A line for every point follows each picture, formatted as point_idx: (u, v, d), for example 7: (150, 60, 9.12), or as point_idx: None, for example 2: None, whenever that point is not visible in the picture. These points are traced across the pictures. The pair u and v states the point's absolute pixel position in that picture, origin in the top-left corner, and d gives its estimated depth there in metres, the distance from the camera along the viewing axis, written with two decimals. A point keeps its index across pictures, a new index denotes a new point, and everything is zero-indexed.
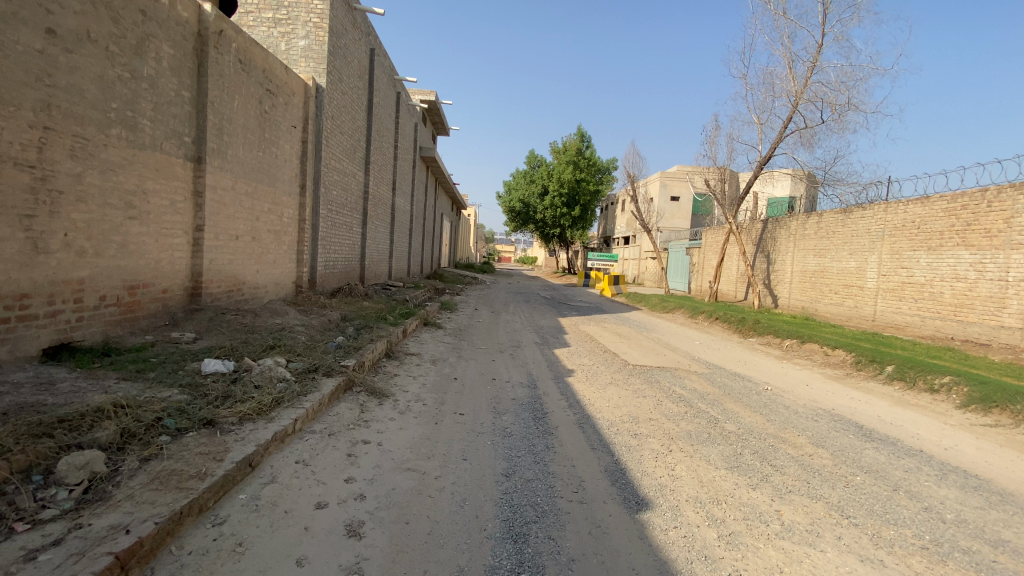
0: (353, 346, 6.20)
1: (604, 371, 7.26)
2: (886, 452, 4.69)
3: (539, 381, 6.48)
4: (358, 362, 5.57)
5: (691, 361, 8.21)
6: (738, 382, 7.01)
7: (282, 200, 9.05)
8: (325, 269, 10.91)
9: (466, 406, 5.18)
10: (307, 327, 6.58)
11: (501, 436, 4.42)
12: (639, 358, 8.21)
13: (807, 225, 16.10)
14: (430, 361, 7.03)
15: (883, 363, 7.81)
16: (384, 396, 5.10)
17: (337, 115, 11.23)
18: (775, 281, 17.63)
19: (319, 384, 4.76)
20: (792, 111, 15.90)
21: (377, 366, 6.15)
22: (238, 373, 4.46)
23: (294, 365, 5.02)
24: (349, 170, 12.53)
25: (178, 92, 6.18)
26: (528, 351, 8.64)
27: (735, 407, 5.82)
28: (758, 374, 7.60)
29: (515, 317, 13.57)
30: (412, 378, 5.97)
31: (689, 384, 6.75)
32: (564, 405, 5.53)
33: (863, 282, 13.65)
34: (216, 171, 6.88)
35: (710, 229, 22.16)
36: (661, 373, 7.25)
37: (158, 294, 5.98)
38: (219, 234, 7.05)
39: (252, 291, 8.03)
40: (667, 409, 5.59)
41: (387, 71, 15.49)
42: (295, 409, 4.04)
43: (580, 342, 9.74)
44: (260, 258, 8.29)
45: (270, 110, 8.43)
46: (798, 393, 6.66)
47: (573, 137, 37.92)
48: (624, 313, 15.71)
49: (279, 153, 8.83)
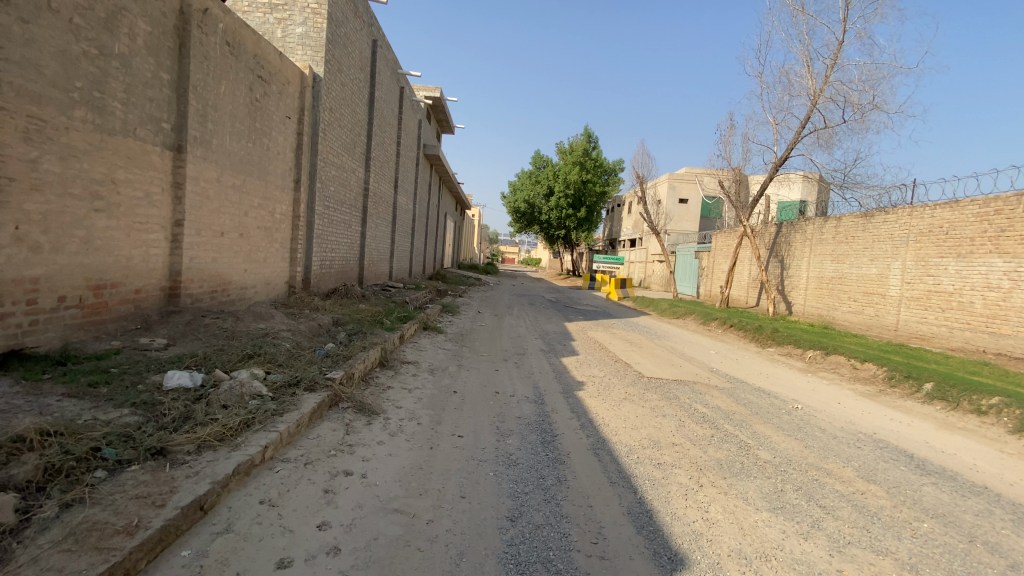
0: (343, 355, 5.62)
1: (618, 384, 6.67)
2: (949, 490, 4.09)
3: (546, 396, 5.89)
4: (346, 374, 5.00)
5: (710, 374, 7.61)
6: (764, 400, 6.40)
7: (275, 195, 8.51)
8: (320, 269, 10.38)
9: (466, 426, 4.61)
10: (294, 332, 6.01)
11: (506, 465, 3.84)
12: (654, 369, 7.60)
13: (824, 229, 15.45)
14: (428, 372, 6.45)
15: (920, 379, 7.18)
16: (373, 415, 4.53)
17: (336, 108, 10.70)
18: (790, 287, 17.00)
19: (299, 401, 4.20)
20: (811, 111, 15.27)
21: (368, 378, 5.59)
22: (205, 389, 3.90)
23: (272, 379, 4.45)
24: (349, 165, 11.99)
25: (155, 74, 5.65)
26: (534, 360, 8.05)
27: (766, 429, 5.22)
28: (784, 391, 6.98)
29: (519, 321, 13.00)
30: (406, 392, 5.40)
31: (712, 401, 6.15)
32: (576, 425, 4.93)
33: (886, 290, 13.00)
34: (199, 161, 6.35)
35: (721, 232, 21.52)
36: (679, 388, 6.65)
37: (129, 295, 5.44)
38: (201, 230, 6.51)
39: (239, 292, 7.49)
40: (690, 431, 5.00)
41: (390, 64, 14.97)
42: (265, 434, 3.47)
43: (589, 350, 9.15)
44: (249, 257, 7.75)
45: (262, 99, 7.89)
46: (832, 413, 6.04)
47: (580, 138, 37.36)
48: (632, 318, 15.12)
49: (271, 145, 8.29)
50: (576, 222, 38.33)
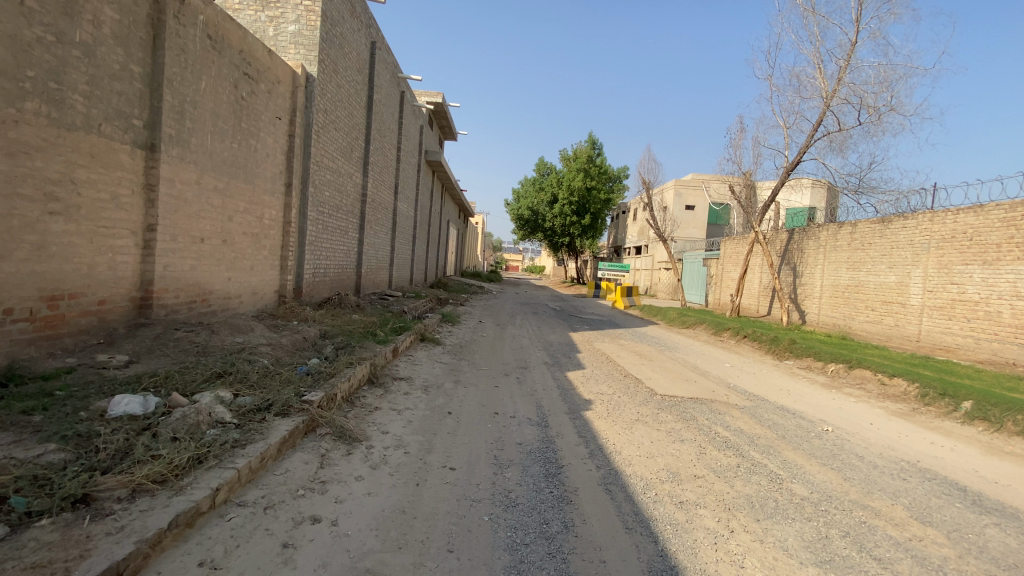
0: (326, 372, 5.10)
1: (629, 403, 6.11)
2: (1016, 534, 3.53)
3: (550, 417, 5.34)
4: (327, 396, 4.48)
5: (728, 391, 7.04)
6: (790, 421, 5.83)
7: (264, 199, 8.04)
8: (314, 278, 9.89)
9: (459, 456, 4.07)
10: (274, 347, 5.50)
11: (505, 507, 3.30)
12: (667, 386, 7.04)
13: (839, 236, 14.87)
14: (422, 389, 5.91)
15: (957, 398, 6.59)
16: (353, 443, 4.00)
17: (331, 110, 10.25)
18: (803, 295, 16.40)
19: (268, 429, 3.68)
20: (823, 114, 14.79)
21: (354, 398, 5.06)
22: (155, 417, 3.39)
23: (240, 402, 3.94)
24: (346, 170, 11.54)
25: (124, 66, 5.20)
26: (537, 374, 7.49)
27: (798, 458, 4.65)
28: (810, 410, 6.41)
29: (522, 332, 12.44)
30: (395, 415, 4.86)
31: (733, 423, 5.58)
32: (585, 454, 4.38)
33: (906, 298, 12.40)
34: (175, 161, 5.88)
35: (730, 239, 20.95)
36: (697, 408, 6.08)
37: (91, 307, 4.95)
38: (178, 235, 6.03)
39: (221, 302, 6.99)
40: (713, 461, 4.43)
41: (389, 67, 14.57)
42: (219, 473, 2.95)
43: (596, 363, 8.58)
44: (233, 264, 7.26)
45: (249, 97, 7.42)
46: (867, 437, 5.46)
47: (584, 145, 36.95)
48: (640, 328, 14.55)
49: (260, 147, 7.82)
50: (580, 229, 37.87)
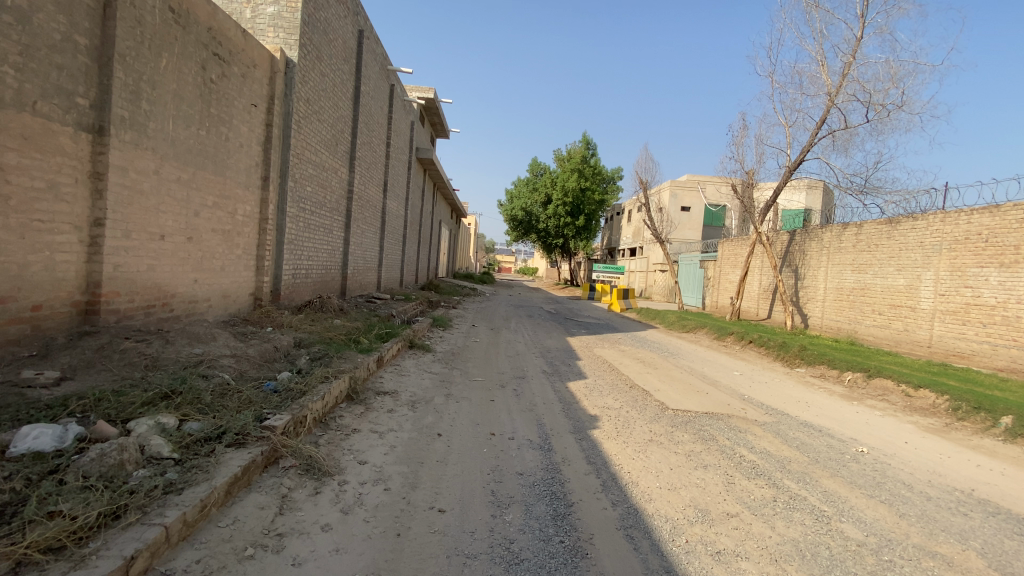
0: (296, 389, 4.44)
1: (639, 420, 5.48)
2: None
3: (553, 437, 4.72)
4: (295, 420, 3.82)
5: (743, 404, 6.46)
6: (819, 442, 5.22)
7: (236, 193, 7.33)
8: (293, 279, 9.19)
9: (450, 493, 3.43)
10: (238, 359, 4.80)
11: (507, 566, 2.66)
12: (677, 399, 6.42)
13: (843, 237, 14.38)
14: (409, 405, 5.26)
15: (996, 413, 6.04)
16: (323, 480, 3.35)
17: (314, 99, 9.56)
18: (805, 298, 15.89)
19: (216, 466, 3.01)
20: (827, 112, 14.31)
21: (328, 420, 4.40)
22: (68, 457, 2.71)
23: (185, 431, 3.27)
24: (330, 164, 10.83)
25: (67, 36, 4.51)
26: (536, 385, 6.85)
27: (839, 489, 4.06)
28: (836, 427, 5.83)
29: (517, 336, 11.79)
30: (376, 439, 4.21)
31: (758, 443, 4.98)
32: (597, 486, 3.75)
33: (916, 302, 11.90)
34: (129, 147, 5.18)
35: (728, 240, 20.44)
36: (713, 426, 5.46)
37: (22, 313, 4.26)
38: (133, 231, 5.34)
39: (185, 307, 6.30)
40: (745, 493, 3.82)
41: (378, 58, 13.86)
42: (138, 533, 2.29)
43: (598, 372, 7.96)
44: (200, 264, 6.56)
45: (219, 80, 6.72)
46: (908, 460, 4.89)
47: (579, 145, 36.41)
48: (639, 332, 13.97)
49: (232, 136, 7.12)
50: (573, 231, 37.29)
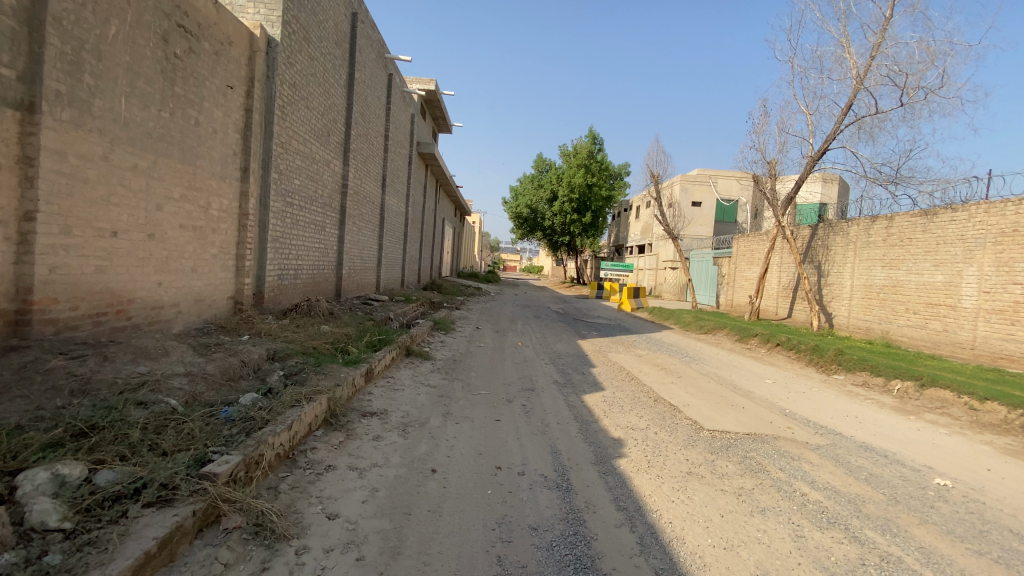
0: (257, 416, 3.64)
1: (672, 446, 4.62)
2: None
3: (572, 472, 3.88)
4: (248, 461, 3.02)
5: (787, 422, 5.62)
6: (891, 474, 4.36)
7: (210, 185, 6.53)
8: (279, 280, 8.41)
9: (442, 564, 2.60)
10: (192, 380, 3.98)
11: None
12: (711, 416, 5.57)
13: (872, 231, 13.42)
14: (399, 430, 4.44)
15: None
16: (277, 548, 2.55)
17: (302, 84, 8.76)
18: (829, 296, 14.93)
19: (120, 542, 2.20)
20: (853, 97, 13.36)
21: (295, 455, 3.58)
22: None
23: (90, 488, 2.48)
24: (321, 156, 10.02)
25: None
26: (547, 400, 6.00)
27: (938, 546, 3.21)
28: (903, 452, 4.96)
29: (524, 340, 10.96)
30: (354, 481, 3.40)
31: (819, 476, 4.13)
32: (633, 547, 2.92)
33: (957, 300, 10.97)
34: (67, 128, 4.39)
35: (744, 236, 19.49)
36: (760, 452, 4.59)
37: None
38: (76, 227, 4.55)
39: (147, 313, 5.52)
40: (823, 554, 2.98)
41: (375, 44, 13.05)
42: None
43: (617, 382, 7.11)
44: (165, 265, 5.77)
45: (187, 57, 5.91)
46: (1002, 496, 4.04)
47: (585, 140, 35.50)
48: (654, 333, 13.10)
49: (204, 121, 6.33)
50: (580, 228, 36.32)
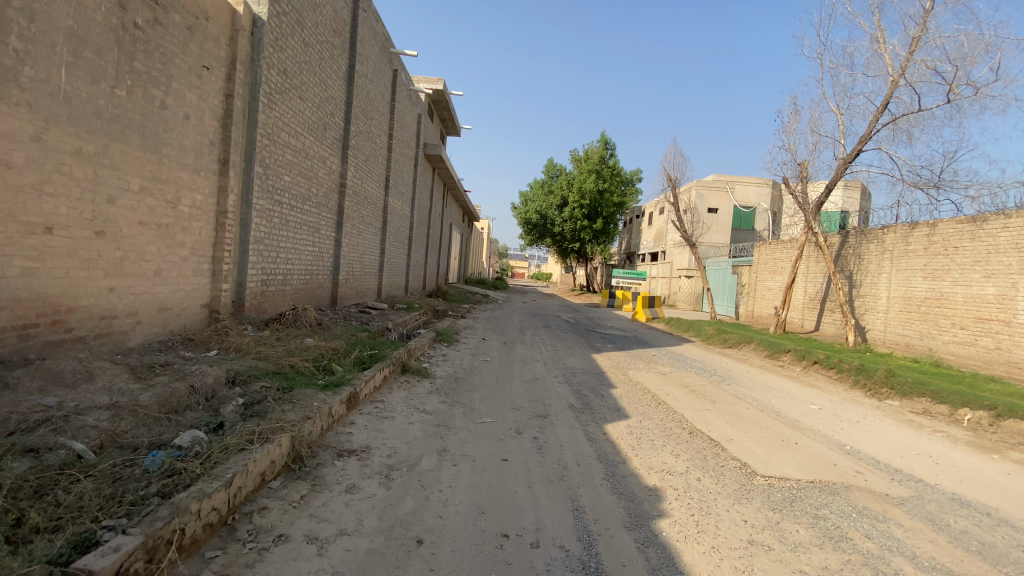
0: (186, 466, 2.75)
1: (721, 500, 3.69)
2: None
3: (601, 544, 2.95)
4: (150, 545, 2.13)
5: (853, 464, 4.65)
6: (1006, 543, 3.39)
7: (180, 177, 5.73)
8: (264, 287, 7.59)
9: None
10: (115, 416, 3.12)
11: None
12: (762, 457, 4.62)
13: (911, 239, 12.38)
14: (381, 477, 3.54)
15: None
16: None
17: (293, 71, 7.98)
18: (862, 309, 13.90)
19: None
20: (892, 95, 12.38)
21: (231, 522, 2.69)
22: None
23: None
24: (315, 152, 9.24)
25: None
26: (563, 430, 5.08)
27: None
28: (1008, 507, 3.99)
29: (535, 353, 10.05)
30: (310, 561, 2.50)
31: (920, 550, 3.17)
32: None
33: (1011, 314, 9.91)
34: None
35: (766, 243, 18.48)
36: (834, 511, 3.63)
37: None
38: None
39: (95, 323, 4.72)
40: None
41: (379, 38, 12.32)
42: None
43: (643, 407, 6.18)
44: (119, 268, 4.95)
45: (151, 28, 5.13)
46: None
47: (597, 146, 34.45)
48: (675, 347, 12.15)
49: (173, 103, 5.53)
50: (591, 236, 35.41)
